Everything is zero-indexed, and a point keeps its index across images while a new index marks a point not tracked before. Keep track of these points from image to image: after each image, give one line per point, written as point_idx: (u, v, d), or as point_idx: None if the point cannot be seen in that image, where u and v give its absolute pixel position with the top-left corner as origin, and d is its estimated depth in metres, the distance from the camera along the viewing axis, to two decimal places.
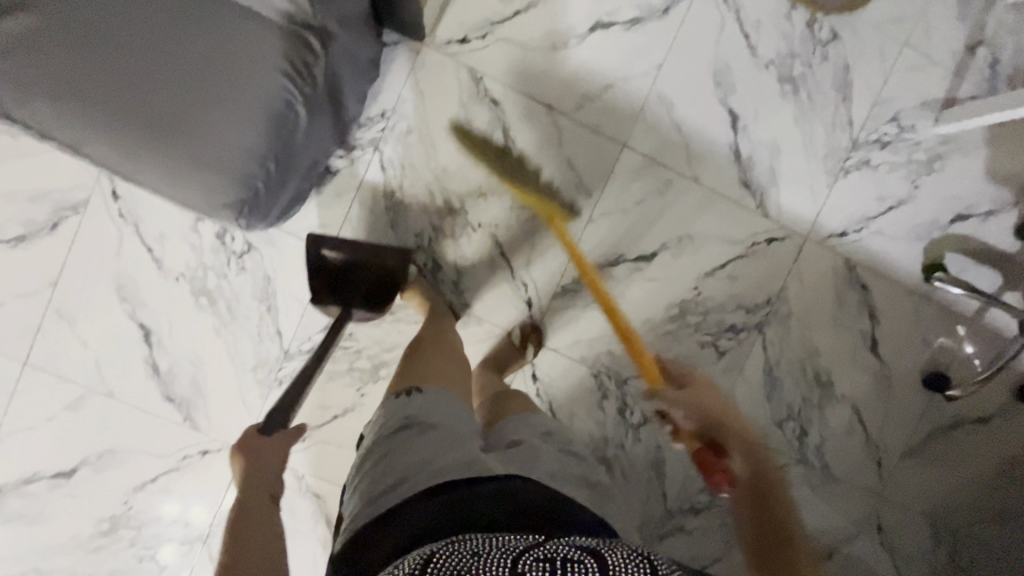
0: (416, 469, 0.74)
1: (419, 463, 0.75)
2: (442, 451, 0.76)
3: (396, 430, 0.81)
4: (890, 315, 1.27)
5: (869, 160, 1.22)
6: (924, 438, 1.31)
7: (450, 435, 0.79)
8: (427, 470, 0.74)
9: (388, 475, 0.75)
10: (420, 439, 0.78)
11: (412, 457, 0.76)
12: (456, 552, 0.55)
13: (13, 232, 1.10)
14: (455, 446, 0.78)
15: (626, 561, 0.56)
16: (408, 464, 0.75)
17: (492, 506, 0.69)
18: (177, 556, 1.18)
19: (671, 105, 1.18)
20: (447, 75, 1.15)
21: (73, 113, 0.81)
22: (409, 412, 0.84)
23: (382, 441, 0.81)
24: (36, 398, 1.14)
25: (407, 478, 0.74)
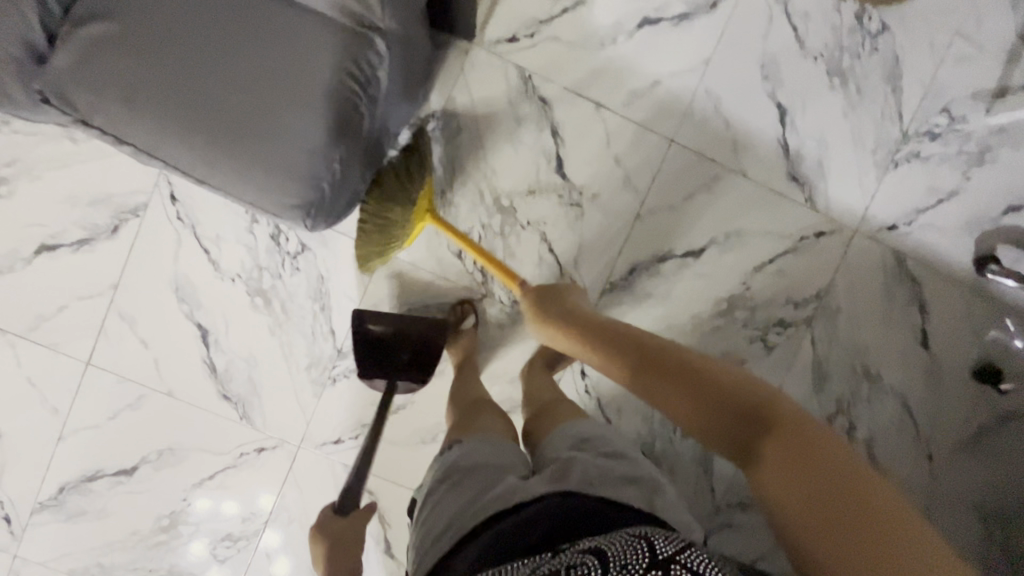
0: (460, 511, 0.73)
1: (460, 509, 0.74)
2: (479, 492, 0.75)
3: (438, 483, 0.82)
4: (941, 308, 1.26)
5: (919, 152, 1.21)
6: (975, 432, 1.29)
7: (488, 473, 0.79)
8: (467, 513, 0.72)
9: (437, 523, 0.74)
10: (460, 485, 0.78)
11: (455, 504, 0.75)
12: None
13: (76, 235, 1.13)
14: (491, 481, 0.76)
15: (631, 553, 0.53)
16: (452, 510, 0.75)
17: (503, 531, 0.65)
18: (206, 553, 1.21)
19: (718, 100, 1.18)
20: (496, 74, 1.16)
21: (153, 118, 0.82)
22: (448, 463, 0.84)
23: (428, 501, 0.81)
24: (98, 398, 1.17)
25: (454, 519, 0.73)
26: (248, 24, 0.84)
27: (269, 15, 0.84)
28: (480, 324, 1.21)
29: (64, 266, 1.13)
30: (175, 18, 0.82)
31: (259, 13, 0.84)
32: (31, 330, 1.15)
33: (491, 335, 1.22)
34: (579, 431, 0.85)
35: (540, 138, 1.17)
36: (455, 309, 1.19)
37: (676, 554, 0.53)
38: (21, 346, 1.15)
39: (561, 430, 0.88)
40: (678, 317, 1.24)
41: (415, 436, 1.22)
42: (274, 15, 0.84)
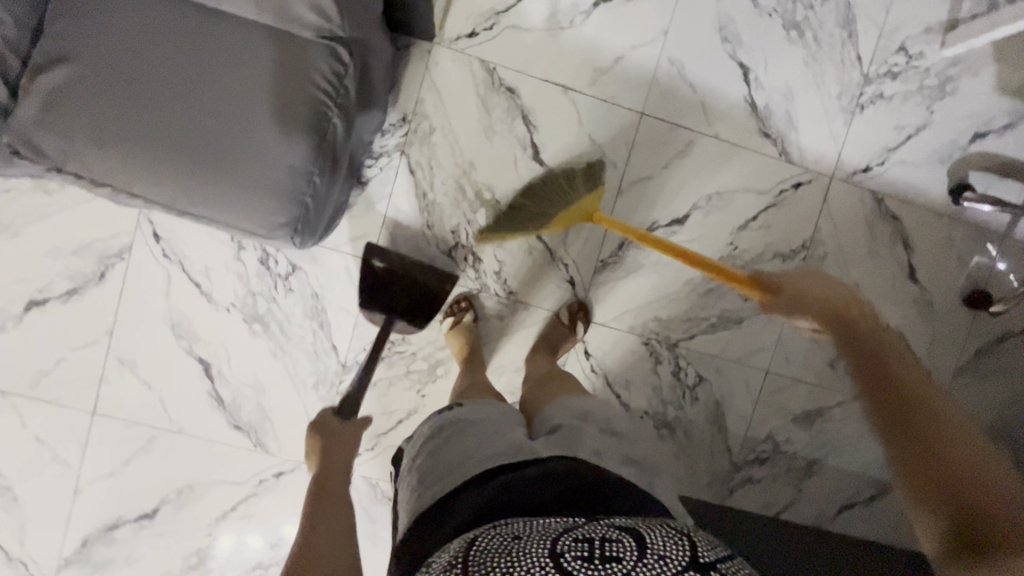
0: (462, 460, 0.70)
1: (464, 456, 0.71)
2: (484, 442, 0.73)
3: (436, 435, 0.78)
4: (924, 240, 1.29)
5: (883, 93, 1.24)
6: (973, 356, 1.33)
7: (493, 429, 0.76)
8: (474, 461, 0.70)
9: (433, 472, 0.72)
10: (461, 437, 0.75)
11: (457, 451, 0.72)
12: (492, 542, 0.54)
13: (64, 286, 1.12)
14: (498, 435, 0.74)
15: (667, 539, 0.54)
16: (454, 458, 0.72)
17: (528, 485, 0.64)
18: None
19: (682, 67, 1.20)
20: (461, 70, 1.16)
21: (127, 156, 0.82)
22: (447, 419, 0.80)
23: (424, 449, 0.77)
24: (108, 446, 1.16)
25: (454, 469, 0.70)
26: (203, 48, 0.82)
27: (224, 36, 0.83)
28: (480, 319, 1.22)
29: (55, 318, 1.12)
30: (131, 53, 0.81)
31: (214, 36, 0.83)
32: (32, 388, 1.13)
33: (491, 328, 1.23)
34: (584, 403, 0.84)
35: (513, 128, 1.18)
36: (451, 306, 1.20)
37: (712, 553, 0.54)
38: (23, 405, 1.14)
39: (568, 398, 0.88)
40: (672, 285, 1.25)
41: None
42: (230, 33, 0.83)
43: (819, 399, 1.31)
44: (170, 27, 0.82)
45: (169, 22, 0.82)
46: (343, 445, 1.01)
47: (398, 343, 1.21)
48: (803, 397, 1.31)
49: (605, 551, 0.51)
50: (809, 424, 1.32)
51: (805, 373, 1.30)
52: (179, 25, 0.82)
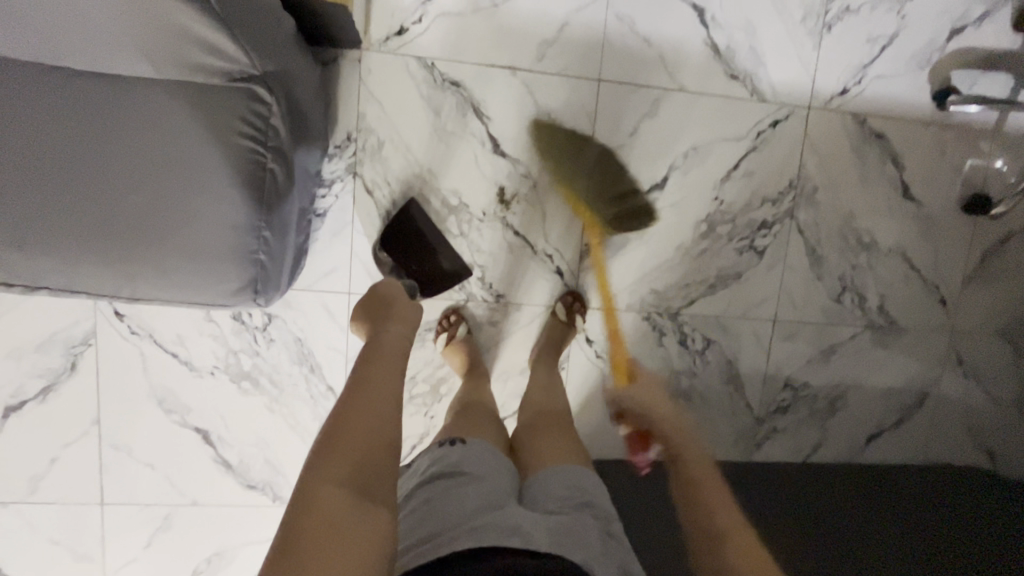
0: (458, 522, 0.64)
1: (456, 517, 0.65)
2: (484, 506, 0.67)
3: (432, 481, 0.73)
4: (914, 154, 1.23)
5: (849, 5, 1.15)
6: (980, 261, 1.29)
7: (494, 490, 0.71)
8: (470, 527, 0.63)
9: (426, 525, 0.65)
10: (459, 492, 0.69)
11: (450, 512, 0.66)
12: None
13: (36, 385, 1.07)
14: (497, 502, 0.68)
15: None
16: (448, 518, 0.65)
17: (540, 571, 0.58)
18: None
19: (631, 21, 1.11)
20: (398, 72, 1.07)
21: (55, 252, 0.76)
22: (446, 463, 0.75)
23: (417, 495, 0.72)
24: (125, 531, 1.13)
25: (450, 528, 0.63)
26: (99, 115, 0.72)
27: (115, 95, 0.72)
28: (473, 329, 1.17)
29: (37, 420, 1.07)
30: (20, 142, 0.72)
31: (104, 97, 0.72)
32: (33, 493, 1.10)
33: (485, 337, 1.18)
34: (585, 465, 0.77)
35: (467, 124, 1.10)
36: (441, 322, 1.15)
37: None
38: (29, 511, 1.10)
39: (575, 445, 0.86)
40: (662, 254, 1.20)
41: None
42: (123, 97, 0.72)
43: (831, 337, 1.28)
44: (54, 104, 0.71)
45: (50, 97, 0.71)
46: (396, 322, 0.82)
47: None
48: (814, 338, 1.28)
49: None
50: (824, 363, 1.29)
51: (813, 314, 1.27)
52: (63, 99, 0.71)
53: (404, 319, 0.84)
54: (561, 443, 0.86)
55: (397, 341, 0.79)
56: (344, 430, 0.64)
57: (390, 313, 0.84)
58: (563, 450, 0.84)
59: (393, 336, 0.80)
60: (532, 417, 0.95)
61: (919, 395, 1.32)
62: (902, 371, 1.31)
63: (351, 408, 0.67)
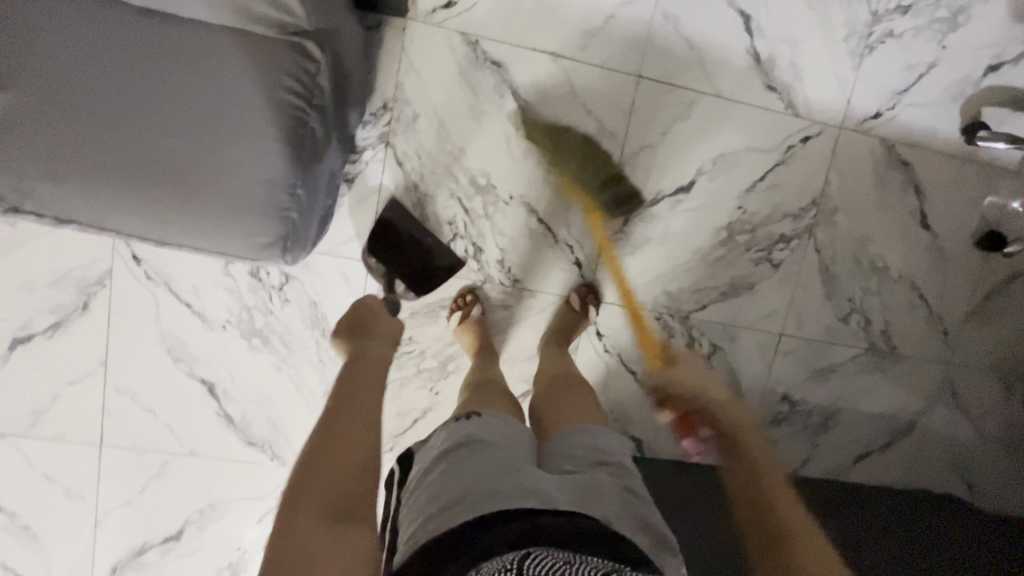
0: (478, 485, 0.65)
1: (474, 482, 0.65)
2: (502, 470, 0.67)
3: (450, 451, 0.72)
4: (936, 184, 1.25)
5: (892, 31, 1.16)
6: (985, 298, 1.32)
7: (511, 454, 0.71)
8: (488, 490, 0.64)
9: (443, 494, 0.66)
10: (478, 458, 0.70)
11: (469, 476, 0.66)
12: (545, 562, 0.52)
13: (46, 321, 1.06)
14: (515, 463, 0.69)
15: None
16: (467, 482, 0.66)
17: (564, 529, 0.59)
18: None
19: (677, 21, 1.11)
20: (441, 46, 1.07)
21: (89, 189, 0.75)
22: (460, 437, 0.75)
23: (435, 467, 0.71)
24: (121, 474, 1.13)
25: (470, 491, 0.64)
26: (152, 56, 0.73)
27: (172, 38, 0.73)
28: (487, 311, 1.18)
29: (43, 355, 1.07)
30: (67, 72, 0.71)
31: (161, 40, 0.73)
32: (32, 427, 1.10)
33: (498, 319, 1.19)
34: (598, 438, 0.78)
35: (503, 106, 1.10)
36: (456, 300, 1.16)
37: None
38: (27, 444, 1.10)
39: (594, 410, 0.87)
40: (680, 256, 1.21)
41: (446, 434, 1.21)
42: (180, 41, 0.73)
43: (834, 355, 1.30)
44: (111, 40, 0.72)
45: (111, 34, 0.72)
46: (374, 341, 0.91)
47: (405, 344, 1.17)
48: (817, 355, 1.30)
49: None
50: (824, 380, 1.31)
51: (819, 331, 1.29)
52: (120, 37, 0.72)
53: (383, 339, 0.93)
54: (577, 409, 0.86)
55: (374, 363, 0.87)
56: (324, 452, 0.66)
57: (371, 334, 0.93)
58: (581, 413, 0.85)
59: (368, 357, 0.88)
60: (548, 386, 0.96)
61: (910, 422, 1.35)
62: (896, 398, 1.34)
63: (328, 433, 0.69)
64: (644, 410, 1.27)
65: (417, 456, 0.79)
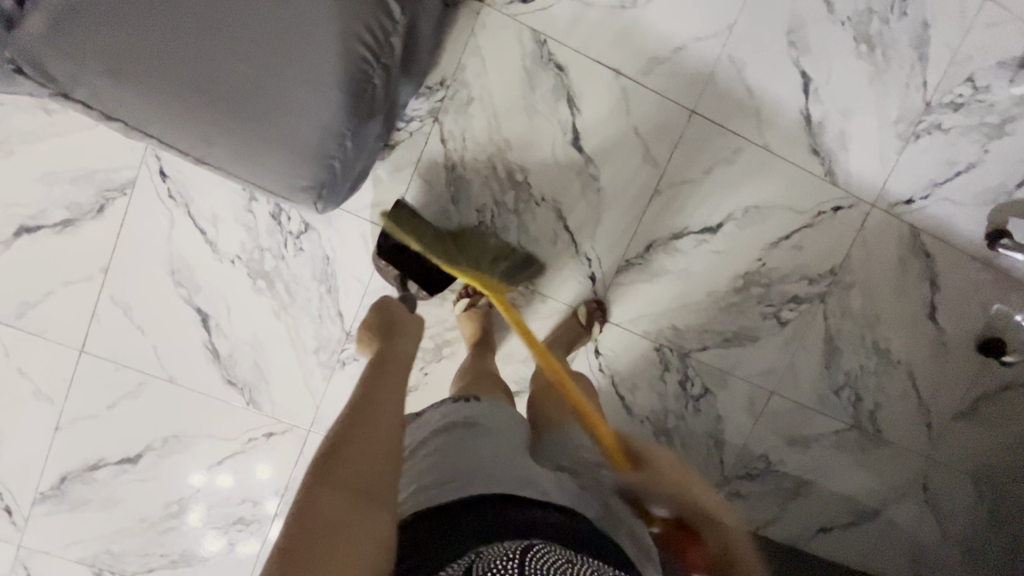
0: (471, 468, 0.66)
1: (471, 464, 0.67)
2: (495, 458, 0.68)
3: (447, 430, 0.74)
4: (952, 281, 1.27)
5: (941, 124, 1.18)
6: (975, 401, 1.34)
7: (505, 443, 0.73)
8: (484, 474, 0.65)
9: (435, 472, 0.66)
10: (474, 441, 0.71)
11: (464, 458, 0.67)
12: (548, 557, 0.51)
13: (58, 216, 1.05)
14: (511, 452, 0.71)
15: None
16: (461, 463, 0.67)
17: (558, 527, 0.60)
18: (222, 541, 1.19)
19: (742, 67, 1.12)
20: (510, 38, 1.08)
21: (142, 92, 0.75)
22: (460, 416, 0.77)
23: (430, 445, 0.73)
24: (95, 385, 1.11)
25: (464, 473, 0.65)
26: None
27: None
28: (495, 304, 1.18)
29: (46, 249, 1.05)
30: None
31: None
32: (18, 318, 1.07)
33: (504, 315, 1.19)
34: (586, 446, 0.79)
35: (556, 109, 1.11)
36: (468, 287, 1.15)
37: None
38: (7, 335, 1.08)
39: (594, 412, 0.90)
40: (691, 295, 1.22)
41: None
42: None
43: (819, 425, 1.31)
44: None
45: None
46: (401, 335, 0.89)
47: None
48: (803, 422, 1.30)
49: None
50: (804, 447, 1.32)
51: (810, 398, 1.29)
52: None
53: (409, 337, 0.91)
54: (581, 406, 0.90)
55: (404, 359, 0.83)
56: (360, 424, 0.65)
57: (399, 330, 0.91)
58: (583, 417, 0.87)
59: (395, 352, 0.84)
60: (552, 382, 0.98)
61: (876, 508, 1.36)
62: (869, 481, 1.35)
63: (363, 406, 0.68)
64: (623, 435, 1.27)
65: (411, 432, 0.80)
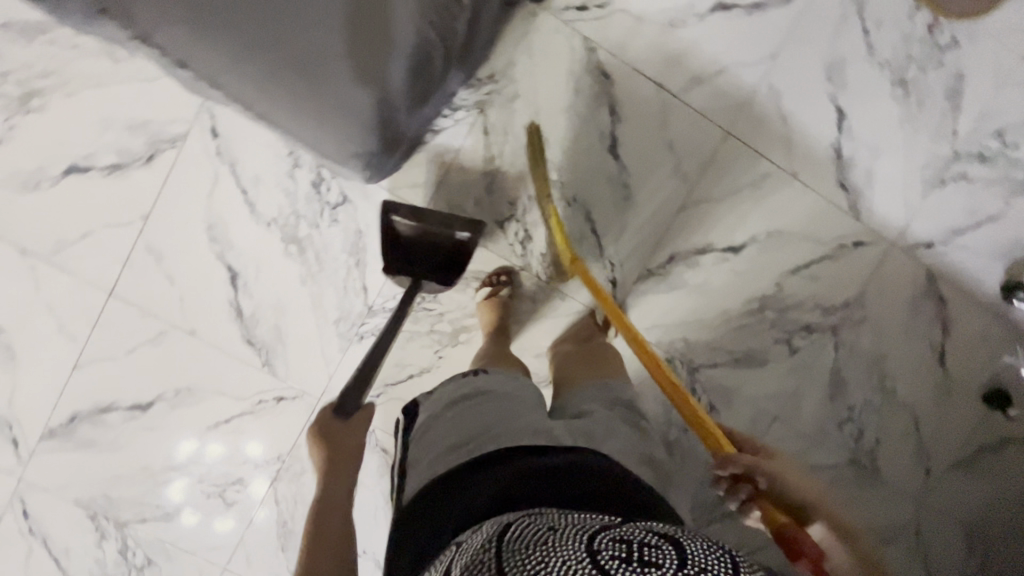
0: (482, 431, 0.72)
1: (482, 426, 0.73)
2: (503, 417, 0.74)
3: (457, 401, 0.79)
4: (962, 329, 1.29)
5: (967, 174, 1.21)
6: (974, 451, 1.34)
7: (516, 404, 0.78)
8: (495, 433, 0.71)
9: (452, 438, 0.73)
10: (483, 407, 0.77)
11: (475, 422, 0.74)
12: (526, 531, 0.51)
13: (107, 160, 1.08)
14: (519, 412, 0.76)
15: (709, 552, 0.48)
16: (473, 429, 0.73)
17: (564, 468, 0.63)
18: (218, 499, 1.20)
19: (779, 96, 1.16)
20: (562, 42, 1.12)
21: (215, 49, 0.77)
22: (470, 388, 0.81)
23: (443, 414, 0.78)
24: (118, 329, 1.14)
25: (477, 437, 0.71)
26: None
27: None
28: (515, 296, 1.20)
29: (91, 190, 1.09)
30: None
31: None
32: (54, 255, 1.10)
33: (523, 308, 1.21)
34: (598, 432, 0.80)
35: (597, 115, 1.15)
36: (491, 277, 1.18)
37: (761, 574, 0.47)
38: (41, 269, 1.11)
39: (604, 387, 0.95)
40: (707, 310, 1.24)
41: None
42: None
43: (819, 457, 1.32)
44: None
45: None
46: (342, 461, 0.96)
47: (428, 300, 1.19)
48: (803, 452, 1.31)
49: (642, 554, 0.46)
50: None
51: (812, 428, 1.31)
52: None
53: (349, 456, 0.97)
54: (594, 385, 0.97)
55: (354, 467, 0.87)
56: None
57: (338, 453, 0.97)
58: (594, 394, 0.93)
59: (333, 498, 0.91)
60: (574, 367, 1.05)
61: None
62: (862, 520, 1.34)
63: None
64: None
65: (424, 407, 0.84)
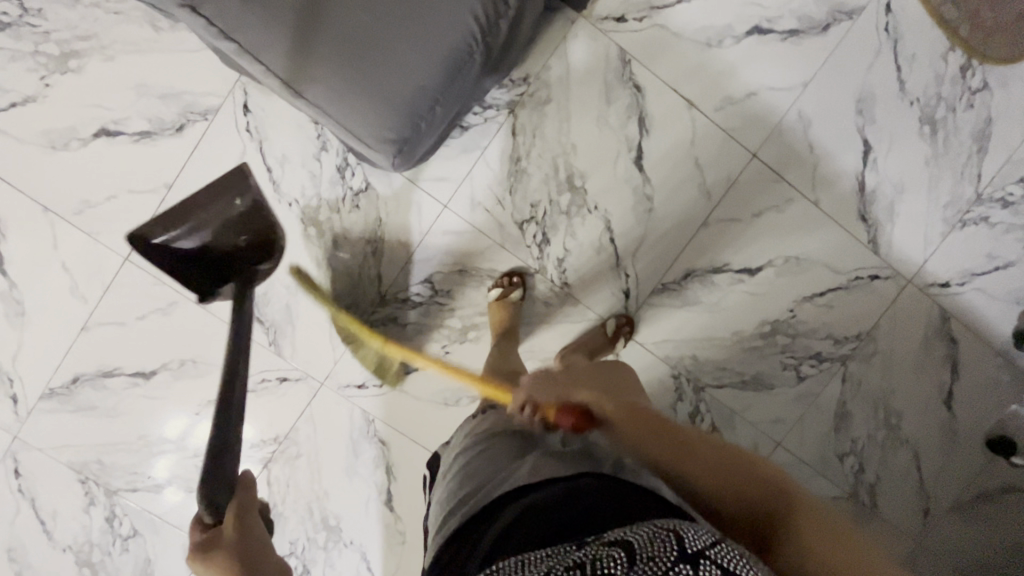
0: (490, 474, 0.76)
1: (490, 470, 0.77)
2: (508, 460, 0.78)
3: (472, 445, 0.85)
4: (972, 372, 1.28)
5: (988, 217, 1.21)
6: (975, 497, 1.32)
7: (521, 443, 0.82)
8: (500, 477, 0.74)
9: (465, 486, 0.77)
10: (491, 450, 0.81)
11: (486, 468, 0.78)
12: None
13: (138, 126, 1.09)
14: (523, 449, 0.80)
15: (654, 540, 0.46)
16: (484, 474, 0.77)
17: (546, 503, 0.63)
18: None
19: (809, 123, 1.17)
20: (597, 51, 1.13)
21: (267, 20, 0.79)
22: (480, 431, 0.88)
23: (460, 463, 0.84)
24: (129, 294, 1.14)
25: (486, 481, 0.75)
26: None
27: None
28: (527, 298, 1.20)
29: (119, 154, 1.09)
30: None
31: None
32: (75, 215, 1.11)
33: (534, 311, 1.21)
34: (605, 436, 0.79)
35: (626, 125, 1.15)
36: (503, 278, 1.17)
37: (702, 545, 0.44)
38: (60, 227, 1.11)
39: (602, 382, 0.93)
40: (717, 329, 1.24)
41: (438, 396, 1.20)
42: None
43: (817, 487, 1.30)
44: None
45: None
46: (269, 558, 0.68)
47: (441, 295, 1.19)
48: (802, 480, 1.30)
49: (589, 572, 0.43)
50: None
51: (812, 457, 1.29)
52: None
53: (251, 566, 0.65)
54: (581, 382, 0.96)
55: (234, 519, 0.69)
56: None
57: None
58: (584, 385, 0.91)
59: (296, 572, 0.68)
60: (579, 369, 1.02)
61: None
62: None
63: None
64: None
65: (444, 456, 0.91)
